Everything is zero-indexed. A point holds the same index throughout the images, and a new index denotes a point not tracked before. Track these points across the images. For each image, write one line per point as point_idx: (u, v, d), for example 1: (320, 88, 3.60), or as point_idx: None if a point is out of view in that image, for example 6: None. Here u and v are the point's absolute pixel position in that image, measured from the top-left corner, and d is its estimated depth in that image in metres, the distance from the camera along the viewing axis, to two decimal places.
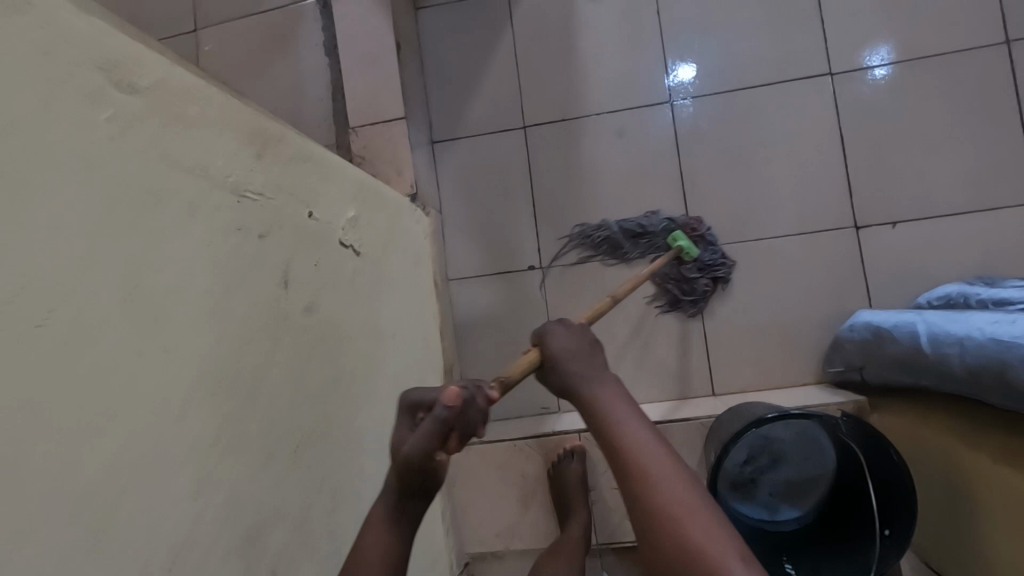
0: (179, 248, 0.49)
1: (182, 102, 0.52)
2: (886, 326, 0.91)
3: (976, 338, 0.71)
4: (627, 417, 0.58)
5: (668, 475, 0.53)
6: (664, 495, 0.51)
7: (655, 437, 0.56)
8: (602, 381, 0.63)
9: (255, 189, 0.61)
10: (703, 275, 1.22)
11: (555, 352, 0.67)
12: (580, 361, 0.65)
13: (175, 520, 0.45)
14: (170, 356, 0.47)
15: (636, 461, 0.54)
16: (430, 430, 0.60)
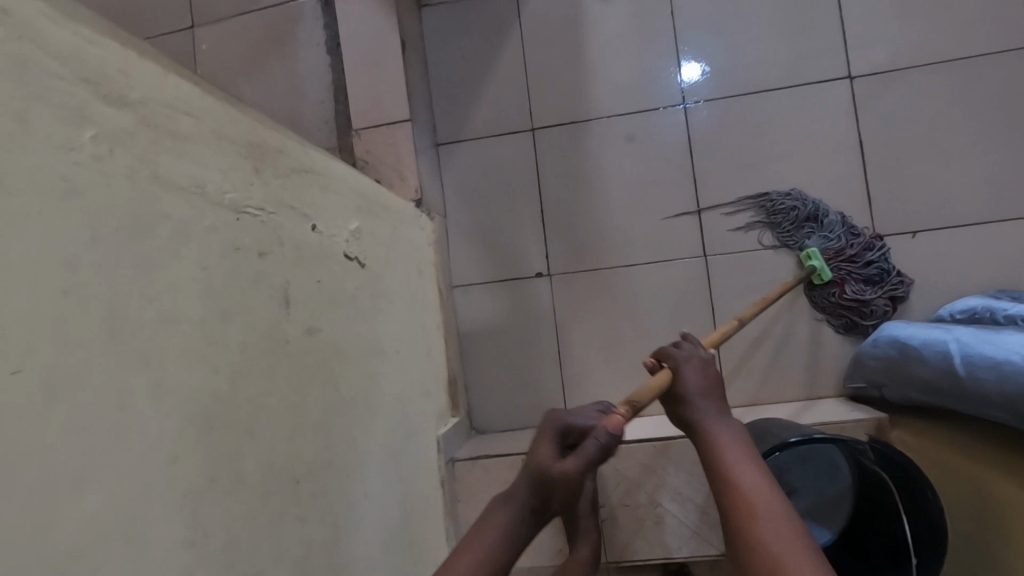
0: (172, 274, 0.46)
1: (175, 115, 0.48)
2: (914, 342, 0.87)
3: (1017, 365, 0.68)
4: (739, 460, 0.61)
5: (775, 519, 0.55)
6: (771, 534, 0.54)
7: (767, 484, 0.59)
8: (727, 424, 0.66)
9: (254, 205, 0.57)
10: (880, 294, 1.14)
11: (690, 385, 0.69)
12: (710, 399, 0.68)
13: (166, 573, 0.42)
14: (161, 394, 0.43)
15: (744, 500, 0.57)
16: (589, 459, 0.63)
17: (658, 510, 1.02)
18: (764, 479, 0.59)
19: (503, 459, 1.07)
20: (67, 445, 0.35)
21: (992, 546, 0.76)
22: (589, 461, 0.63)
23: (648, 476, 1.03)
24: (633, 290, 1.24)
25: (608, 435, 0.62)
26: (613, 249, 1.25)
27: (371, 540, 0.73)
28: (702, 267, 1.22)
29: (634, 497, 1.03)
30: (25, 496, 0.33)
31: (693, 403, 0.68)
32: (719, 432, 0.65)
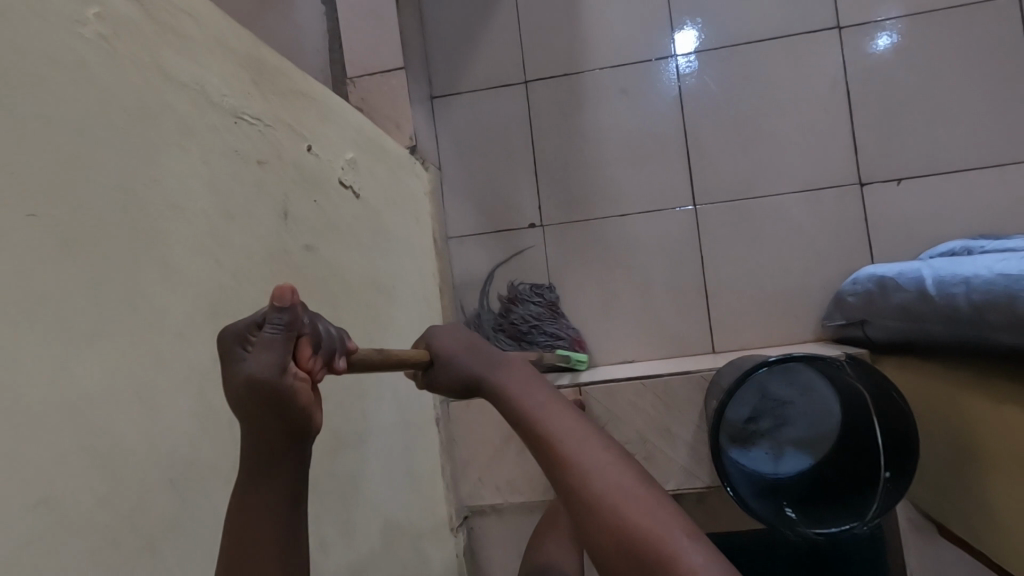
0: (176, 161, 0.48)
1: (176, 12, 0.50)
2: (891, 275, 0.93)
3: (984, 276, 0.72)
4: (539, 398, 0.54)
5: (589, 454, 0.48)
6: (595, 490, 0.46)
7: (568, 420, 0.52)
8: (508, 366, 0.59)
9: (253, 115, 0.59)
10: (525, 331, 1.22)
11: (448, 346, 0.61)
12: (474, 350, 0.60)
13: (175, 438, 0.44)
14: (167, 272, 0.45)
15: (555, 452, 0.49)
16: (288, 348, 0.39)
17: (647, 446, 1.06)
18: (565, 410, 0.53)
19: None
20: (80, 299, 0.38)
21: (964, 461, 0.80)
22: (271, 354, 0.38)
23: (637, 413, 1.06)
24: (624, 240, 1.27)
25: (277, 313, 0.38)
26: (606, 200, 1.28)
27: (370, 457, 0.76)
28: (693, 217, 1.25)
29: (624, 434, 1.07)
30: (47, 335, 0.35)
31: (461, 359, 0.60)
32: (505, 384, 0.57)
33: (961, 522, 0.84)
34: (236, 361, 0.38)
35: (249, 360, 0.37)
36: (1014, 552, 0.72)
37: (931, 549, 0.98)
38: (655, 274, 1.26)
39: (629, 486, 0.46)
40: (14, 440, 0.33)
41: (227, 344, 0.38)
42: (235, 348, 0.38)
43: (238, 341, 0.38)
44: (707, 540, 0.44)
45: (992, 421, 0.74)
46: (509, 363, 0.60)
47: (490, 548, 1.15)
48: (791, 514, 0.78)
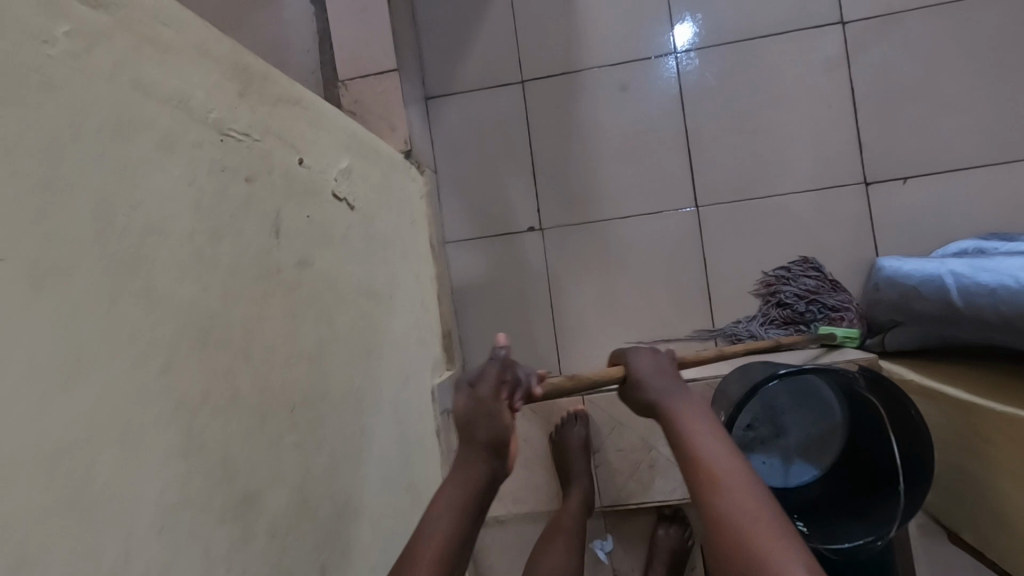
0: (158, 183, 0.45)
1: (155, 23, 0.47)
2: (911, 281, 0.90)
3: (1015, 288, 0.70)
4: (704, 428, 0.59)
5: (737, 486, 0.53)
6: (726, 516, 0.51)
7: (727, 455, 0.56)
8: (687, 393, 0.64)
9: (239, 129, 0.56)
10: (803, 306, 1.14)
11: (639, 367, 0.68)
12: (663, 377, 0.66)
13: (162, 481, 0.42)
14: (152, 301, 0.43)
15: (704, 475, 0.54)
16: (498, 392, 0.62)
17: (651, 454, 1.03)
18: (724, 444, 0.57)
19: None
20: (55, 339, 0.35)
21: (971, 469, 0.78)
22: (490, 376, 0.63)
23: (642, 421, 1.04)
24: (624, 242, 1.24)
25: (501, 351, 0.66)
26: (606, 200, 1.25)
27: (370, 479, 0.73)
28: (695, 218, 1.22)
29: (628, 441, 1.05)
30: (19, 382, 0.33)
31: (645, 379, 0.66)
32: (678, 405, 0.62)
33: (969, 527, 0.81)
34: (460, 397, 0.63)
35: (462, 397, 0.63)
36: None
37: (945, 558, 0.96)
38: (658, 279, 1.23)
39: (769, 529, 0.49)
40: None
41: (459, 385, 0.64)
42: (462, 386, 0.64)
43: (460, 384, 0.64)
44: None
45: (1000, 427, 0.72)
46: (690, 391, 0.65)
47: (493, 559, 1.13)
48: (803, 530, 0.77)
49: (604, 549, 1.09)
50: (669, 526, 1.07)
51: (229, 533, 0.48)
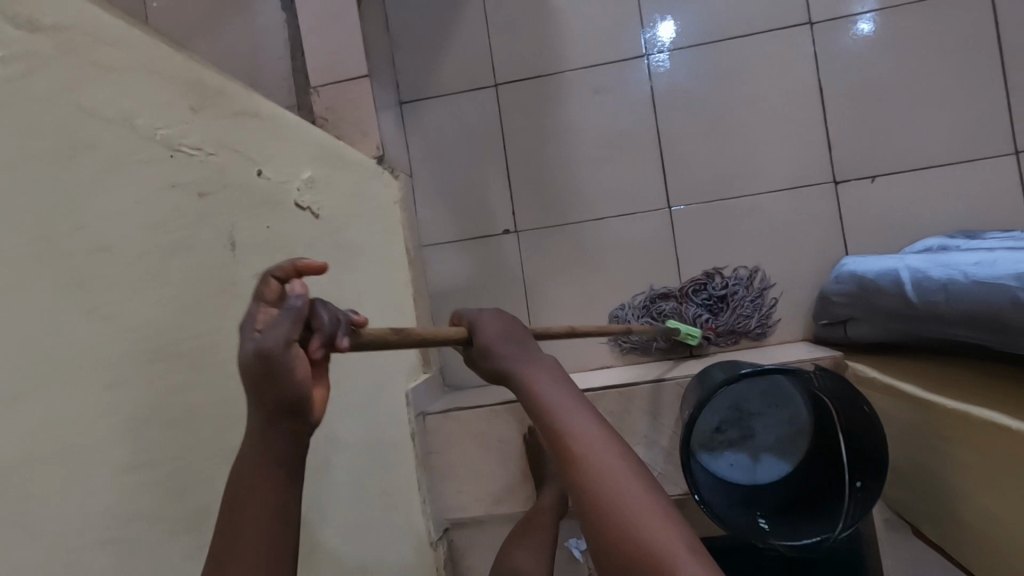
0: (104, 203, 0.46)
1: (100, 44, 0.47)
2: (871, 275, 0.92)
3: (959, 282, 0.71)
4: (566, 403, 0.54)
5: (612, 470, 0.49)
6: (609, 500, 0.48)
7: (597, 430, 0.52)
8: (540, 361, 0.58)
9: (190, 144, 0.57)
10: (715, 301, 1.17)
11: (488, 328, 0.58)
12: (513, 339, 0.59)
13: (106, 497, 0.43)
14: (97, 319, 0.44)
15: (579, 457, 0.50)
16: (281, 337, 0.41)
17: None
18: (592, 418, 0.53)
19: (472, 411, 1.09)
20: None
21: (929, 466, 0.79)
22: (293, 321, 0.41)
23: (615, 421, 1.05)
24: (598, 244, 1.25)
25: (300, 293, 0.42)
26: (580, 202, 1.26)
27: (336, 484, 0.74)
28: (667, 219, 1.23)
29: None
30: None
31: (497, 346, 0.58)
32: (536, 377, 0.56)
33: (931, 523, 0.82)
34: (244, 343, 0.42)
35: (246, 341, 0.42)
36: (982, 556, 0.71)
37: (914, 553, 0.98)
38: (633, 279, 1.24)
39: (648, 513, 0.47)
40: None
41: (242, 326, 0.43)
42: (246, 329, 0.43)
43: (246, 326, 0.43)
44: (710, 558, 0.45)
45: (955, 427, 0.73)
46: (545, 359, 0.59)
47: (471, 560, 1.14)
48: (765, 525, 0.77)
49: (579, 548, 1.10)
50: None
51: (182, 545, 0.49)
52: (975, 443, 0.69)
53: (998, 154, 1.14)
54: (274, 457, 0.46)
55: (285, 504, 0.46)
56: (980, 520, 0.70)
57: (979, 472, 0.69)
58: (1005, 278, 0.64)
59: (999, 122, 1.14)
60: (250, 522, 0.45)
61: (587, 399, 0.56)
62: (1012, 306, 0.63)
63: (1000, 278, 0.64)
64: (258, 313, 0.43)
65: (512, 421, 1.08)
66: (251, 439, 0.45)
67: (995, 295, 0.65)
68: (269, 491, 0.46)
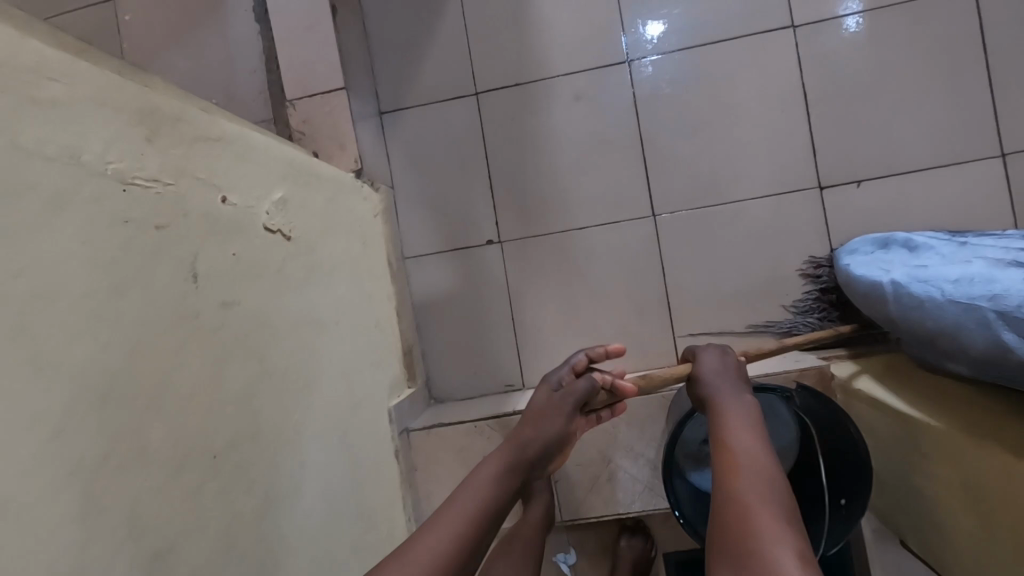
0: (46, 244, 0.44)
1: (42, 80, 0.46)
2: (854, 278, 0.92)
3: (936, 298, 0.74)
4: (740, 427, 0.66)
5: (755, 476, 0.60)
6: (740, 493, 0.58)
7: (760, 449, 0.63)
8: (742, 400, 0.72)
9: (146, 176, 0.55)
10: None
11: (705, 366, 0.79)
12: (728, 378, 0.76)
13: (53, 549, 0.42)
14: (37, 368, 0.42)
15: (730, 458, 0.63)
16: (575, 392, 0.83)
17: (610, 468, 1.03)
18: (760, 445, 0.64)
19: (456, 426, 1.08)
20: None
21: (914, 482, 0.79)
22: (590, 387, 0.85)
23: (600, 435, 1.04)
24: (583, 252, 1.24)
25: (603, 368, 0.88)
26: (563, 211, 1.24)
27: (314, 512, 0.73)
28: (652, 227, 1.22)
29: (587, 455, 1.05)
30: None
31: (707, 379, 0.77)
32: (727, 404, 0.71)
33: (917, 536, 0.81)
34: (550, 385, 0.88)
35: (572, 390, 0.84)
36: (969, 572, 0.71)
37: None
38: (618, 288, 1.23)
39: (775, 512, 0.55)
40: None
41: (548, 381, 0.88)
42: (553, 378, 0.89)
43: (546, 379, 0.89)
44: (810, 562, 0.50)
45: (944, 444, 0.72)
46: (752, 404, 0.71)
47: None
48: None
49: (567, 562, 1.09)
50: (631, 537, 1.07)
51: None
52: (962, 465, 0.69)
53: (983, 157, 1.13)
54: (524, 445, 0.76)
55: (504, 496, 0.69)
56: (967, 540, 0.70)
57: (966, 493, 0.69)
58: (980, 300, 0.67)
59: (984, 124, 1.13)
60: (447, 521, 0.63)
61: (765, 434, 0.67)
62: (983, 330, 0.66)
63: (975, 300, 0.67)
64: (563, 379, 0.88)
65: (496, 436, 1.06)
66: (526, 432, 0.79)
67: (967, 316, 0.68)
68: (505, 482, 0.71)
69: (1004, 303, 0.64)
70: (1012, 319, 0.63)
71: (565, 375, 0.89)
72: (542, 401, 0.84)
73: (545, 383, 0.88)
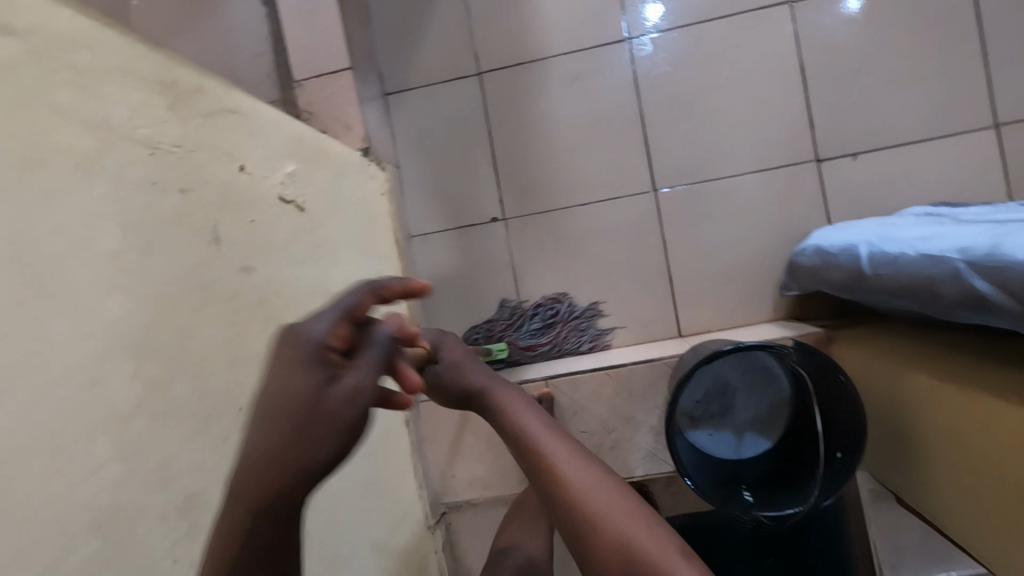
0: (79, 202, 0.46)
1: (71, 46, 0.48)
2: (834, 250, 0.96)
3: (909, 254, 0.76)
4: (540, 427, 0.63)
5: (593, 479, 0.58)
6: (592, 510, 0.55)
7: (575, 449, 0.61)
8: (513, 393, 0.68)
9: (169, 142, 0.58)
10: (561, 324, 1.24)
11: (453, 358, 0.69)
12: (474, 363, 0.70)
13: (97, 483, 0.44)
14: (77, 320, 0.44)
15: (559, 474, 0.58)
16: (374, 362, 0.49)
17: (614, 434, 1.06)
18: (568, 443, 0.62)
19: None
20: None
21: (906, 437, 0.82)
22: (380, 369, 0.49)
23: (603, 402, 1.07)
24: (584, 228, 1.26)
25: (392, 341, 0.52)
26: (565, 188, 1.27)
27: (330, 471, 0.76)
28: (653, 202, 1.24)
29: (591, 423, 1.07)
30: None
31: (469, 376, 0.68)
32: (512, 407, 0.66)
33: (909, 489, 0.84)
34: (315, 386, 0.45)
35: (355, 372, 0.47)
36: (991, 540, 0.67)
37: (904, 526, 0.99)
38: (620, 263, 1.26)
39: (634, 513, 0.55)
40: None
41: (300, 364, 0.45)
42: (317, 370, 0.45)
43: (295, 362, 0.45)
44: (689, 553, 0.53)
45: (930, 396, 0.76)
46: (508, 384, 0.69)
47: (467, 541, 1.16)
48: (749, 498, 0.80)
49: None
50: None
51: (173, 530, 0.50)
52: (950, 414, 0.72)
53: (977, 129, 1.15)
54: (271, 490, 0.43)
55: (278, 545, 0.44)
56: (953, 487, 0.73)
57: (954, 440, 0.72)
58: (950, 252, 0.68)
59: (977, 95, 1.15)
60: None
61: (560, 427, 0.64)
62: (952, 278, 0.66)
63: (945, 251, 0.68)
64: (330, 350, 0.46)
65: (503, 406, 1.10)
66: (267, 467, 0.43)
67: (939, 268, 0.69)
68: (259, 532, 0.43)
69: (972, 251, 0.64)
70: (981, 266, 0.63)
71: (337, 335, 0.47)
72: (297, 413, 0.44)
73: (280, 365, 0.45)
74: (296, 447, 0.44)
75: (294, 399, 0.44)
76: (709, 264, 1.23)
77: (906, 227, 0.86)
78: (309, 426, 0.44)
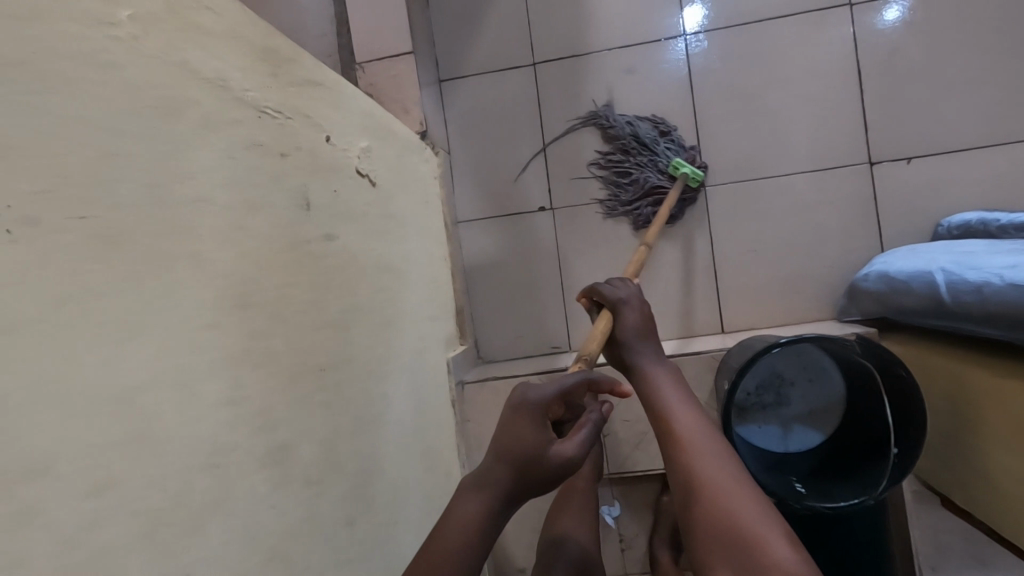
0: (203, 155, 0.48)
1: (197, 8, 0.50)
2: (899, 275, 0.92)
3: (994, 283, 0.74)
4: (676, 395, 0.71)
5: (704, 441, 0.64)
6: (692, 462, 0.62)
7: (698, 416, 0.67)
8: (662, 365, 0.78)
9: (272, 107, 0.60)
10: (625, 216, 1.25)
11: (629, 322, 0.82)
12: (648, 332, 0.82)
13: (212, 422, 0.46)
14: (198, 265, 0.46)
15: (673, 428, 0.66)
16: (585, 437, 0.63)
17: None
18: (693, 411, 0.69)
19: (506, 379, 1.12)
20: (110, 297, 0.38)
21: (966, 438, 0.82)
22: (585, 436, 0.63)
23: None
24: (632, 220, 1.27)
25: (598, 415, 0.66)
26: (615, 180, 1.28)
27: (394, 439, 0.77)
28: (701, 198, 1.25)
29: (635, 412, 1.08)
30: (77, 331, 0.36)
31: (631, 340, 0.81)
32: (656, 373, 0.76)
33: (967, 491, 0.83)
34: (542, 440, 0.61)
35: (570, 439, 0.63)
36: None
37: None
38: (666, 257, 1.27)
39: (730, 478, 0.60)
40: (81, 422, 0.35)
41: (533, 422, 0.62)
42: (544, 427, 0.62)
43: (529, 416, 0.62)
44: (772, 519, 0.55)
45: (990, 395, 0.76)
46: (663, 359, 0.79)
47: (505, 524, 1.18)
48: (801, 489, 0.81)
49: (612, 514, 1.14)
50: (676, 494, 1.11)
51: (269, 476, 0.52)
52: (1012, 411, 0.72)
53: None
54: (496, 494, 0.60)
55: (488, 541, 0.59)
56: (1014, 485, 0.73)
57: (1016, 438, 0.72)
58: None
59: None
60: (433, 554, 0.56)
61: (694, 396, 0.72)
62: None
63: None
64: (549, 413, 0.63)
65: None
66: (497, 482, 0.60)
67: None
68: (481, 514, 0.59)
69: None
70: None
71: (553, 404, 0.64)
72: (523, 456, 0.60)
73: (520, 421, 0.62)
74: (520, 480, 0.60)
75: (525, 448, 0.60)
76: (759, 262, 1.23)
77: (978, 255, 0.84)
78: (524, 477, 0.60)
